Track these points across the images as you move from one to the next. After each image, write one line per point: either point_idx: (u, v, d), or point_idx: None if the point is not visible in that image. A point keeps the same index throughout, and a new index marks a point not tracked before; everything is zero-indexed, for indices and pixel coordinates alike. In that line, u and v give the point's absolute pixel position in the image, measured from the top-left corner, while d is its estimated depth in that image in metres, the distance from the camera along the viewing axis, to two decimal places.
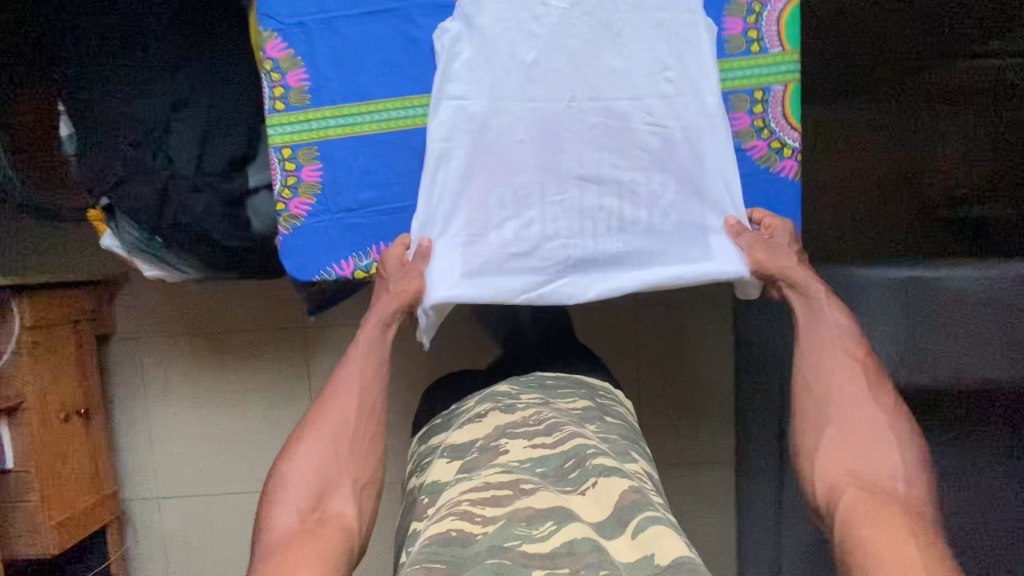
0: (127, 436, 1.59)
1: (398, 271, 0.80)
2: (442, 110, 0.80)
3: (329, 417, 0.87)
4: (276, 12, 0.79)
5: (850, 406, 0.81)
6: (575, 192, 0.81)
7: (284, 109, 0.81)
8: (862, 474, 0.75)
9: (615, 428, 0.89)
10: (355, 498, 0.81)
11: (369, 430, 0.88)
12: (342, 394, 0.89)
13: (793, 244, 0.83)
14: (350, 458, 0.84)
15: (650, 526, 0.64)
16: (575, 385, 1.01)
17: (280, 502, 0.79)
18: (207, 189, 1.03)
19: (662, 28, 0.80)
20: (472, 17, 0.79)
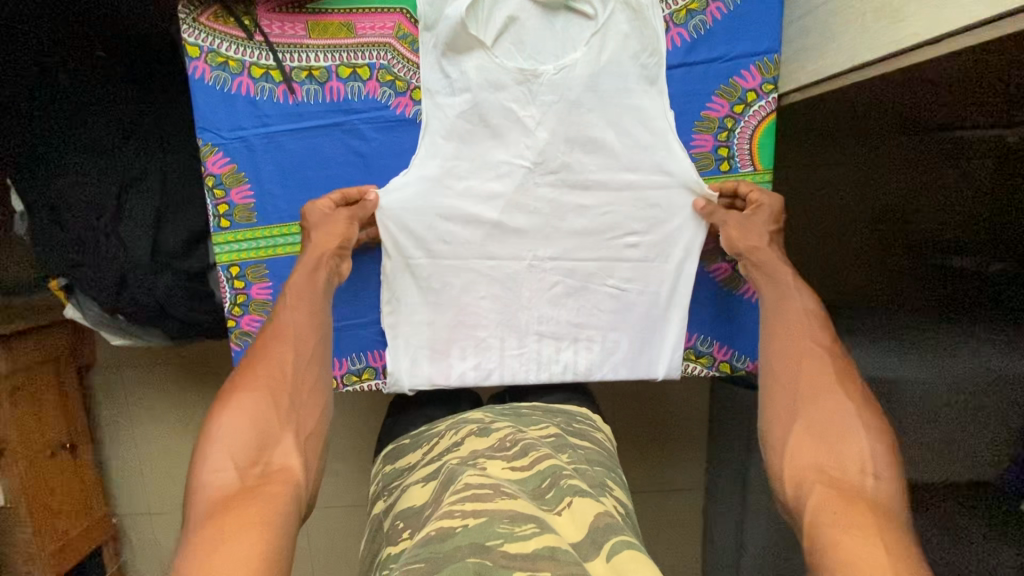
0: (115, 457, 1.58)
1: (320, 220, 0.73)
2: (404, 265, 0.79)
3: (259, 365, 0.64)
4: (215, 125, 0.74)
5: (818, 401, 0.62)
6: (534, 346, 0.82)
7: (229, 227, 0.78)
8: (834, 463, 0.56)
9: (588, 457, 0.71)
10: (305, 452, 0.60)
11: (311, 380, 0.67)
12: (273, 342, 0.66)
13: (773, 224, 0.74)
14: (293, 410, 0.62)
15: (626, 550, 0.52)
16: (551, 410, 0.81)
17: (207, 458, 0.56)
18: (166, 270, 1.01)
19: (630, 191, 0.77)
20: (430, 160, 0.75)
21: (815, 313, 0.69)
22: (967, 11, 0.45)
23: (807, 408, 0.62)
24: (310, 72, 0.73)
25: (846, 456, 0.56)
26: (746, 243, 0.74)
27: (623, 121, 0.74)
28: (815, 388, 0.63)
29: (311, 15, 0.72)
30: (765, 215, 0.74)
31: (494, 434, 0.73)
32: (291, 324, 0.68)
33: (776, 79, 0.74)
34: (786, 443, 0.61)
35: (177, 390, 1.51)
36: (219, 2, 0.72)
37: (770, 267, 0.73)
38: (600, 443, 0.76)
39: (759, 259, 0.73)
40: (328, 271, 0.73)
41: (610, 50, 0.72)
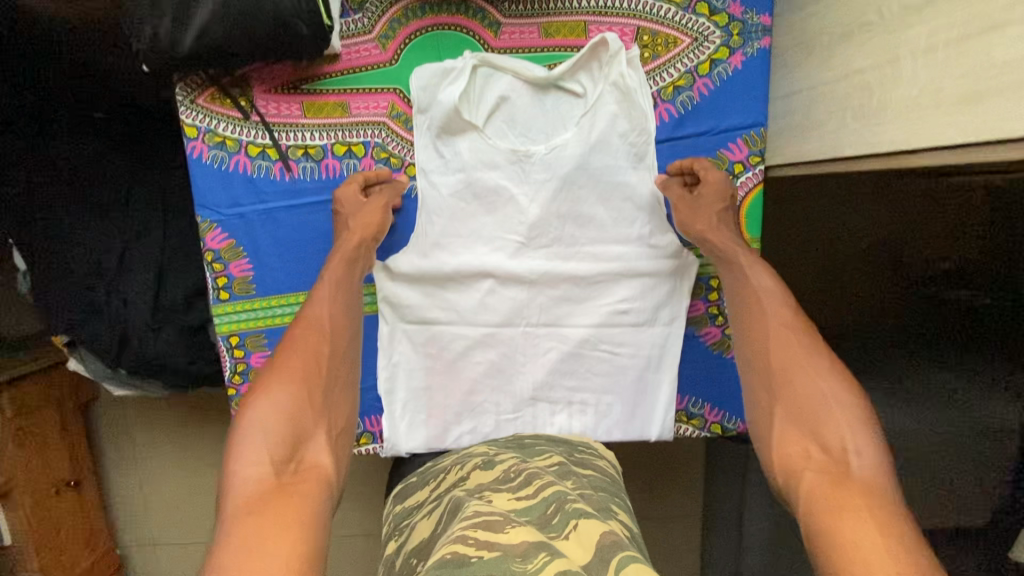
0: (119, 490, 1.57)
1: (356, 207, 0.74)
2: (402, 334, 0.82)
3: (294, 355, 0.64)
4: (214, 202, 0.76)
5: (792, 379, 0.60)
6: (529, 411, 0.84)
7: (228, 299, 0.79)
8: (817, 440, 0.56)
9: (594, 484, 0.71)
10: (334, 449, 0.61)
11: (341, 374, 0.67)
12: (304, 333, 0.66)
13: (724, 201, 0.73)
14: (326, 405, 0.63)
15: (635, 564, 0.50)
16: (555, 438, 0.80)
17: (242, 449, 0.56)
18: (166, 327, 1.03)
19: (619, 260, 0.79)
20: (428, 232, 0.77)
21: (773, 290, 0.66)
22: (942, 130, 0.46)
23: (782, 388, 0.61)
24: (306, 150, 0.75)
25: (826, 435, 0.56)
26: (694, 226, 0.73)
27: (610, 195, 0.77)
28: (787, 365, 0.61)
29: (305, 95, 0.73)
30: (711, 195, 0.73)
31: (498, 468, 0.72)
32: (323, 315, 0.68)
33: (762, 151, 0.75)
34: (772, 433, 0.60)
35: (179, 424, 1.51)
36: (215, 84, 0.73)
37: (720, 246, 0.72)
38: (607, 474, 0.75)
39: (711, 241, 0.72)
40: (365, 262, 0.73)
41: (600, 128, 0.74)
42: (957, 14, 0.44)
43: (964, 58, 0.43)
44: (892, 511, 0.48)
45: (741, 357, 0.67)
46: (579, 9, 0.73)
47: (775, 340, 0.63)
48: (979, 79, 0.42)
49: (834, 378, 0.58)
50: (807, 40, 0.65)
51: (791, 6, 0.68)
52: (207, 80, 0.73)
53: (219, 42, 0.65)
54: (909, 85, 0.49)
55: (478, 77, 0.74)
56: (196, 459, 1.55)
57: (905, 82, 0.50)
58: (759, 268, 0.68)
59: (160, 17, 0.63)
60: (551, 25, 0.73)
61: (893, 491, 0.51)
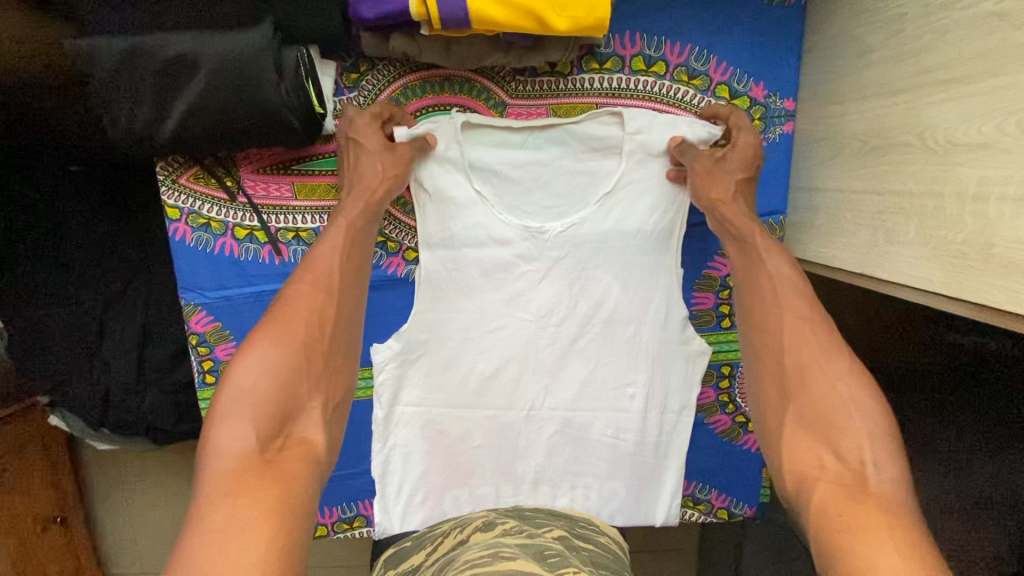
0: (105, 521, 1.44)
1: (378, 154, 0.64)
2: (399, 418, 0.77)
3: (291, 313, 0.57)
4: (198, 285, 0.71)
5: (808, 380, 0.55)
6: (530, 494, 0.80)
7: (214, 382, 0.75)
8: (831, 448, 0.51)
9: (596, 560, 0.64)
10: (329, 426, 0.55)
11: (346, 339, 0.60)
12: (306, 284, 0.59)
13: (743, 168, 0.66)
14: (325, 372, 0.56)
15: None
16: (554, 511, 0.75)
17: (227, 416, 0.50)
18: (152, 388, 0.98)
19: (632, 343, 0.75)
20: (431, 307, 0.73)
21: (787, 278, 0.60)
22: (988, 289, 0.42)
23: (798, 387, 0.55)
24: (296, 233, 0.70)
25: (840, 442, 0.50)
26: (710, 192, 0.65)
27: (627, 277, 0.72)
28: (802, 364, 0.55)
29: (296, 176, 0.69)
30: (737, 159, 0.66)
31: (497, 527, 0.70)
32: (327, 267, 0.60)
33: (781, 240, 0.71)
34: (778, 432, 0.55)
35: (165, 457, 1.39)
36: (198, 163, 0.68)
37: (735, 223, 0.64)
38: (615, 555, 0.68)
39: (723, 214, 0.65)
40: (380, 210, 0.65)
41: (617, 213, 0.70)
42: (1015, 171, 0.40)
43: (1018, 222, 0.40)
44: (914, 528, 0.43)
45: (747, 343, 0.61)
46: (590, 91, 0.68)
47: (791, 336, 0.57)
48: None
49: (852, 381, 0.53)
50: (836, 138, 0.61)
51: (819, 94, 0.64)
52: (189, 159, 0.68)
53: (198, 126, 0.61)
54: (950, 228, 0.45)
55: (468, 141, 0.68)
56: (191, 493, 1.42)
57: (946, 223, 0.46)
58: (776, 254, 0.62)
59: (135, 104, 0.59)
60: (560, 106, 0.69)
61: (912, 507, 0.45)
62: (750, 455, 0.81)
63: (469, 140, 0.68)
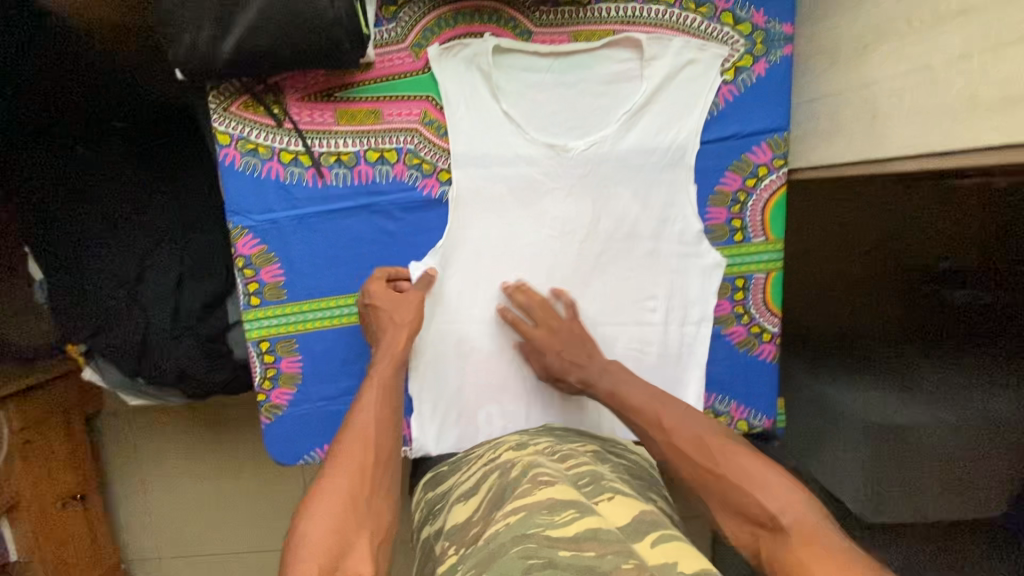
0: (125, 497, 1.44)
1: (393, 302, 0.76)
2: (434, 336, 0.81)
3: (337, 471, 0.66)
4: (246, 208, 0.76)
5: (708, 478, 0.66)
6: (559, 408, 0.85)
7: (259, 304, 0.79)
8: (750, 520, 0.61)
9: (631, 472, 0.73)
10: (375, 557, 0.60)
11: (386, 483, 0.68)
12: (349, 446, 0.68)
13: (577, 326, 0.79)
14: (369, 512, 0.64)
15: (673, 542, 0.56)
16: (583, 432, 0.80)
17: (295, 563, 0.57)
18: (186, 335, 1.00)
19: (653, 257, 0.81)
20: (464, 223, 0.78)
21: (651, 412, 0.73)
22: (982, 132, 0.49)
23: (709, 492, 0.66)
24: (338, 157, 0.76)
25: (752, 510, 0.61)
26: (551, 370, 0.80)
27: (647, 194, 0.79)
28: (700, 475, 0.67)
29: (340, 103, 0.74)
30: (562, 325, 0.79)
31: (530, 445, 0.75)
32: (364, 426, 0.70)
33: (785, 154, 0.78)
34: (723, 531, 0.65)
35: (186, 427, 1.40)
36: (248, 92, 0.74)
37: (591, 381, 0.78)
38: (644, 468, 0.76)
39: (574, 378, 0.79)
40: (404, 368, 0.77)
41: (636, 132, 0.77)
42: (995, 24, 0.47)
43: (1002, 65, 0.46)
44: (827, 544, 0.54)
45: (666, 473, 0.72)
46: (607, 19, 0.74)
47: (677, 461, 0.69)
48: (1019, 85, 0.45)
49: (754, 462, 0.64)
50: (835, 47, 0.68)
51: (816, 14, 0.71)
52: (241, 88, 0.74)
53: (255, 46, 0.66)
54: (944, 90, 0.52)
55: (499, 66, 0.75)
56: (209, 469, 1.43)
57: (941, 89, 0.53)
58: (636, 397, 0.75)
59: (200, 27, 0.66)
60: (580, 34, 0.75)
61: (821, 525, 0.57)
62: (763, 370, 0.84)
63: (500, 64, 0.75)
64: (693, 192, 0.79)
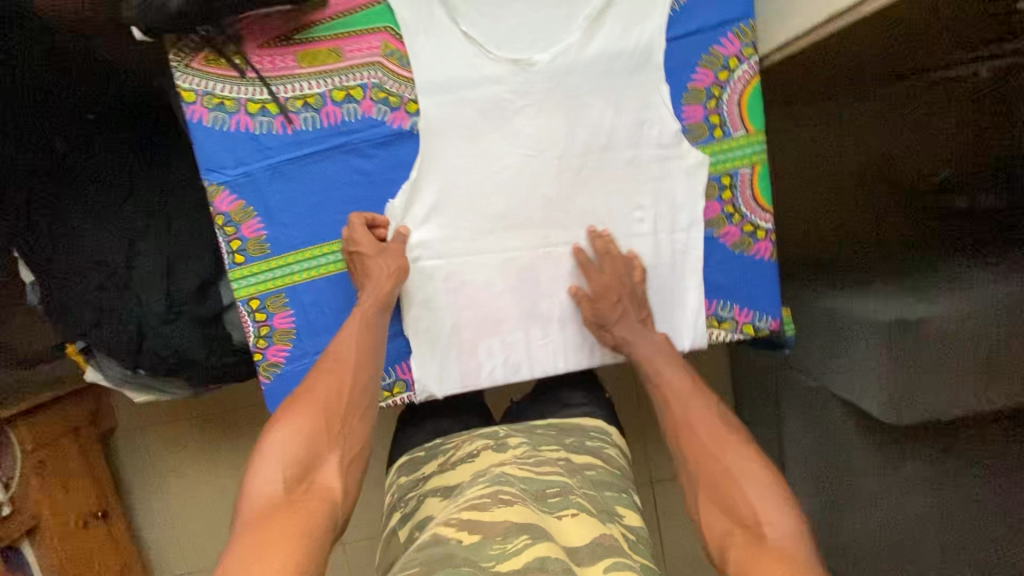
0: (149, 512, 1.43)
1: (377, 250, 0.75)
2: (424, 272, 0.80)
3: (317, 384, 0.70)
4: (219, 164, 0.76)
5: (708, 465, 0.69)
6: (559, 333, 0.83)
7: (244, 262, 0.78)
8: (735, 519, 0.64)
9: (599, 476, 0.79)
10: (343, 475, 0.66)
11: (361, 407, 0.72)
12: (327, 363, 0.73)
13: (625, 273, 0.79)
14: (341, 432, 0.69)
15: (625, 571, 0.61)
16: (568, 428, 0.88)
17: (261, 466, 0.63)
18: (183, 318, 1.00)
19: (632, 166, 0.79)
20: (438, 152, 0.77)
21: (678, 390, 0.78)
22: None
23: (702, 477, 0.69)
24: (305, 100, 0.75)
25: (740, 512, 0.64)
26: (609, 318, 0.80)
27: (619, 100, 0.77)
28: (708, 460, 0.70)
29: (299, 45, 0.74)
30: (598, 281, 0.79)
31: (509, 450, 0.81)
32: (346, 351, 0.74)
33: (753, 41, 0.77)
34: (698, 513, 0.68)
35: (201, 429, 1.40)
36: (209, 46, 0.74)
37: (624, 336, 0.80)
38: (611, 467, 0.83)
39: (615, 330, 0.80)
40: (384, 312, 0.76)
41: (601, 36, 0.76)
42: None
43: None
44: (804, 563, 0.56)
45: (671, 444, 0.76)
46: None
47: (701, 439, 0.72)
48: None
49: (750, 460, 0.68)
50: None
51: None
52: (201, 43, 0.74)
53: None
54: None
55: None
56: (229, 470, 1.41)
57: None
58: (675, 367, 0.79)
59: None
60: None
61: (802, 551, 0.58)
62: (759, 273, 0.82)
63: None
64: (665, 93, 0.77)
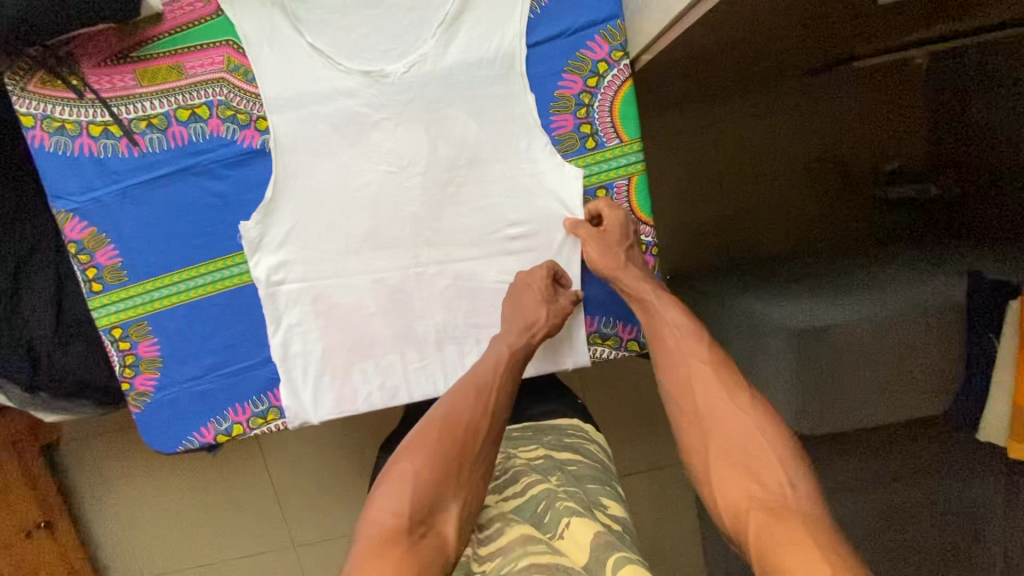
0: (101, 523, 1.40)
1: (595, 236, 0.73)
2: (288, 294, 0.77)
3: (445, 410, 0.67)
4: (65, 190, 0.73)
5: (718, 419, 0.62)
6: (436, 356, 0.79)
7: (101, 290, 0.76)
8: (753, 479, 0.56)
9: (581, 472, 0.74)
10: (461, 523, 0.60)
11: (487, 442, 0.66)
12: (471, 389, 0.69)
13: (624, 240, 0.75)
14: (470, 468, 0.63)
15: (630, 565, 0.56)
16: (543, 429, 0.84)
17: (383, 497, 0.60)
18: (77, 339, 0.95)
19: (502, 180, 0.75)
20: (291, 172, 0.73)
21: (681, 325, 0.70)
22: None
23: (716, 433, 0.61)
24: (149, 121, 0.72)
25: (760, 471, 0.57)
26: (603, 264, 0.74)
27: (481, 109, 0.73)
28: (713, 411, 0.63)
29: (138, 63, 0.71)
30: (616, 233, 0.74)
31: None
32: (490, 378, 0.70)
33: (622, 44, 0.72)
34: (709, 474, 0.60)
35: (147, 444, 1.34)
36: (43, 67, 0.70)
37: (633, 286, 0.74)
38: (598, 462, 0.78)
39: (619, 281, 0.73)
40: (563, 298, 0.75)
41: (458, 42, 0.71)
42: None
43: None
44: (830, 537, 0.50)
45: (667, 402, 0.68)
46: None
47: (700, 392, 0.64)
48: None
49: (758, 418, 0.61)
50: None
51: None
52: (33, 64, 0.70)
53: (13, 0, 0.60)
54: None
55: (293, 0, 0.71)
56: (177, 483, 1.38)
57: None
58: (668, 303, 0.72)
59: None
60: None
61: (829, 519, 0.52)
62: None
63: None
64: (530, 103, 0.73)
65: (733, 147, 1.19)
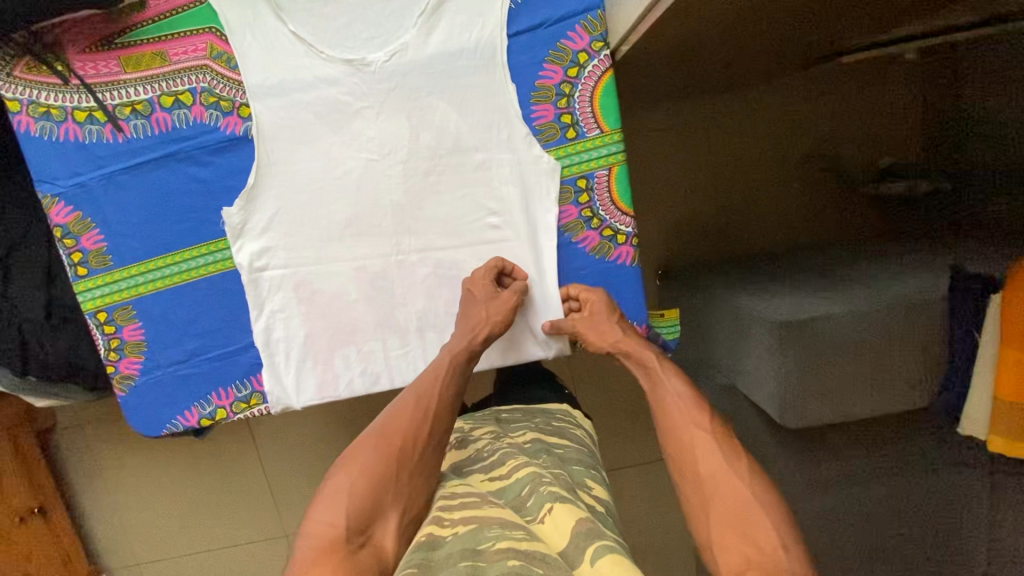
0: (96, 508, 1.41)
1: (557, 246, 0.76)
2: (273, 279, 0.78)
3: (386, 422, 0.69)
4: (52, 175, 0.74)
5: (717, 483, 0.60)
6: (417, 343, 0.80)
7: (87, 275, 0.77)
8: (752, 545, 0.55)
9: (569, 455, 0.75)
10: (401, 533, 0.63)
11: (429, 452, 0.68)
12: (411, 400, 0.70)
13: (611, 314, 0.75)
14: (409, 479, 0.65)
15: (608, 556, 0.56)
16: (532, 412, 0.86)
17: (320, 505, 0.63)
18: (69, 324, 0.96)
19: (483, 170, 0.76)
20: (274, 158, 0.74)
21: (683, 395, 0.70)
22: None
23: (713, 496, 0.60)
24: (133, 107, 0.73)
25: (757, 536, 0.55)
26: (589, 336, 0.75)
27: (462, 98, 0.74)
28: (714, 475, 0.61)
29: (122, 50, 0.72)
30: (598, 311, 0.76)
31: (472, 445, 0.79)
32: (433, 391, 0.71)
33: (603, 35, 0.72)
34: (711, 540, 0.58)
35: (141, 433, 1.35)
36: (29, 52, 0.71)
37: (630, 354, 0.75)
38: (583, 447, 0.79)
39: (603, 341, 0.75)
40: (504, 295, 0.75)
41: (440, 31, 0.72)
42: None
43: None
44: None
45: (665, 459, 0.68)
46: None
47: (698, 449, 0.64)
48: None
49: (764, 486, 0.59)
50: None
51: None
52: (20, 50, 0.71)
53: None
54: None
55: None
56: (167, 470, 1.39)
57: None
58: (670, 373, 0.72)
59: None
60: None
61: None
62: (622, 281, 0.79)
63: None
64: (510, 92, 0.74)
65: (726, 136, 1.21)
